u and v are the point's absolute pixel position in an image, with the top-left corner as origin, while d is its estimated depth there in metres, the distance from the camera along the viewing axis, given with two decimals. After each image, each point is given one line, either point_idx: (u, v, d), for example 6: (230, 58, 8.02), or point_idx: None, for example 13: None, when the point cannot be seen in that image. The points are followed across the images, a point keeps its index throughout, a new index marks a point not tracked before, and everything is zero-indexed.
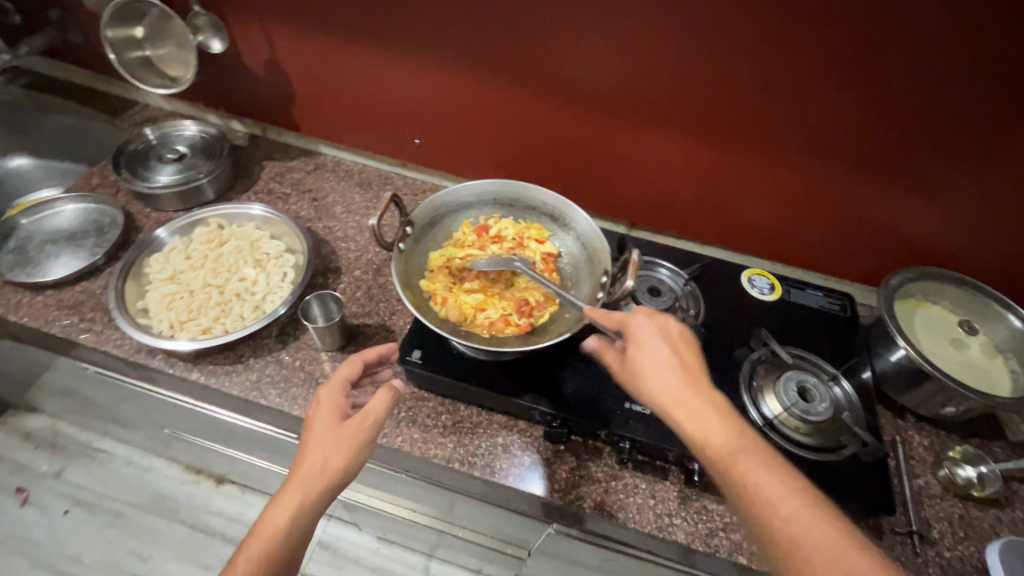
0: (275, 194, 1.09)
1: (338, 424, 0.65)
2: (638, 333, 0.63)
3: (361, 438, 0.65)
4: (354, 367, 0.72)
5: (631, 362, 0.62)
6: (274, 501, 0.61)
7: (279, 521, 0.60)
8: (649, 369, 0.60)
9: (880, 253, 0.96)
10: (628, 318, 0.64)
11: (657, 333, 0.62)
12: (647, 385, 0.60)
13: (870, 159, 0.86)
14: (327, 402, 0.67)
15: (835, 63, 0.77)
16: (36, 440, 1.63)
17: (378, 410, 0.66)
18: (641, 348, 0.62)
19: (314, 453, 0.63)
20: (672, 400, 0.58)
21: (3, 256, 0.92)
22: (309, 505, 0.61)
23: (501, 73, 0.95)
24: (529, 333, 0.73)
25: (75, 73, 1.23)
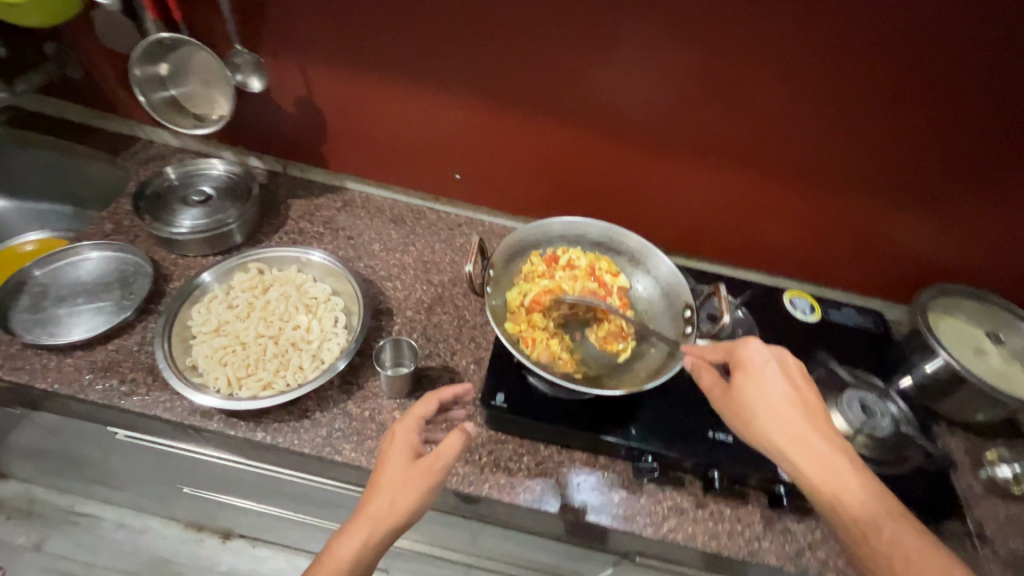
0: (308, 234, 1.05)
1: (411, 463, 0.62)
2: (754, 365, 0.65)
3: (430, 481, 0.61)
4: (430, 404, 0.68)
5: (743, 392, 0.64)
6: (337, 536, 0.59)
7: (338, 558, 0.57)
8: (760, 395, 0.64)
9: (900, 271, 1.05)
10: (742, 344, 0.67)
11: (778, 368, 0.65)
12: (763, 418, 0.62)
13: (899, 186, 0.93)
14: (401, 437, 0.64)
15: (875, 102, 0.84)
16: (7, 510, 1.44)
17: (451, 453, 0.62)
18: (758, 379, 0.65)
19: (381, 491, 0.60)
20: (800, 426, 0.61)
21: (19, 315, 0.84)
22: (373, 545, 0.58)
23: (549, 110, 0.96)
24: (619, 369, 0.75)
25: (65, 107, 1.12)
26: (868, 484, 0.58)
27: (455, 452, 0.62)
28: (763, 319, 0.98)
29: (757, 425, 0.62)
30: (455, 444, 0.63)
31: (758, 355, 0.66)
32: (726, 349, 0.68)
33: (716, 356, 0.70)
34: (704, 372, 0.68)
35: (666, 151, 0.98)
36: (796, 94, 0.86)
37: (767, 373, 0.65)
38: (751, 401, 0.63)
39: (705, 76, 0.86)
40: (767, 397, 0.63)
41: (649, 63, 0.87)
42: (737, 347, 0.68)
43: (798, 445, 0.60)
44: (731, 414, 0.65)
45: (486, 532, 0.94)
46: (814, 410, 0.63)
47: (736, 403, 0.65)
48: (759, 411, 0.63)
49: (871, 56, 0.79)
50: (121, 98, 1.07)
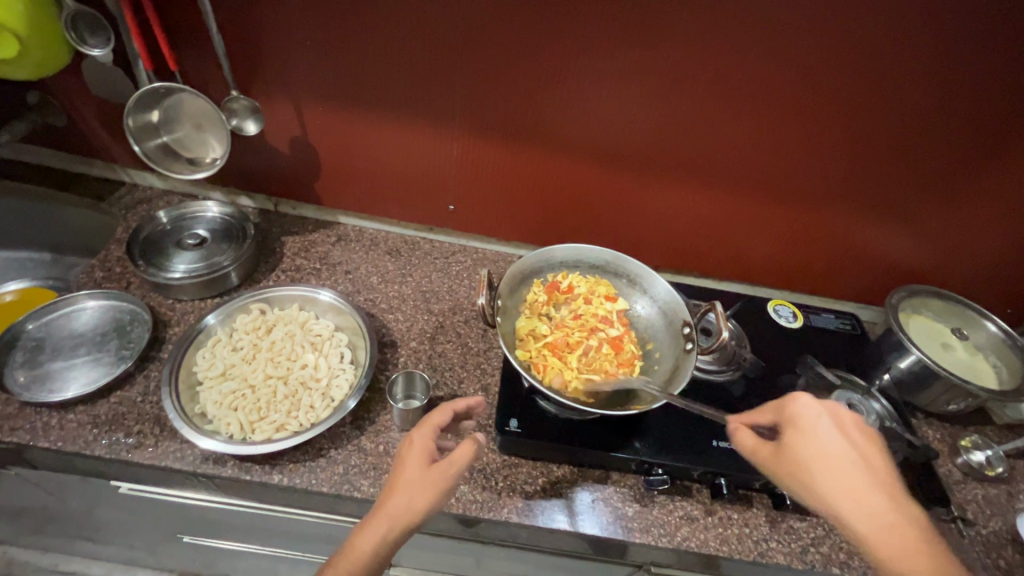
0: (305, 270, 1.05)
1: (426, 467, 0.64)
2: (808, 424, 0.63)
3: (445, 484, 0.63)
4: (446, 413, 0.70)
5: (797, 452, 0.61)
6: (356, 532, 0.61)
7: (358, 552, 0.59)
8: (820, 455, 0.60)
9: (870, 275, 1.12)
10: (792, 400, 0.65)
11: (832, 426, 0.62)
12: (823, 477, 0.59)
13: (867, 199, 1.00)
14: (417, 444, 0.66)
15: (842, 126, 0.90)
16: None
17: (465, 459, 0.64)
18: (815, 437, 0.62)
19: (398, 492, 0.62)
20: (849, 488, 0.58)
21: (14, 372, 0.82)
22: (387, 541, 0.60)
23: (539, 142, 1.00)
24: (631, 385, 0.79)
25: (42, 154, 1.10)
26: (916, 553, 0.54)
27: (469, 457, 0.64)
28: (751, 328, 1.04)
29: (814, 485, 0.59)
30: (468, 451, 0.65)
31: (810, 412, 0.63)
32: (778, 405, 0.67)
33: (766, 414, 0.68)
34: (745, 433, 0.66)
35: (650, 175, 1.03)
36: (769, 123, 0.92)
37: (821, 432, 0.62)
38: (805, 460, 0.60)
39: (686, 108, 0.92)
40: (821, 456, 0.60)
41: (632, 98, 0.91)
42: (789, 402, 0.65)
43: (862, 511, 0.57)
44: (785, 476, 0.62)
45: (501, 556, 0.95)
46: (878, 474, 0.60)
47: (792, 463, 0.61)
48: (818, 475, 0.59)
49: (837, 88, 0.86)
50: (105, 144, 1.06)
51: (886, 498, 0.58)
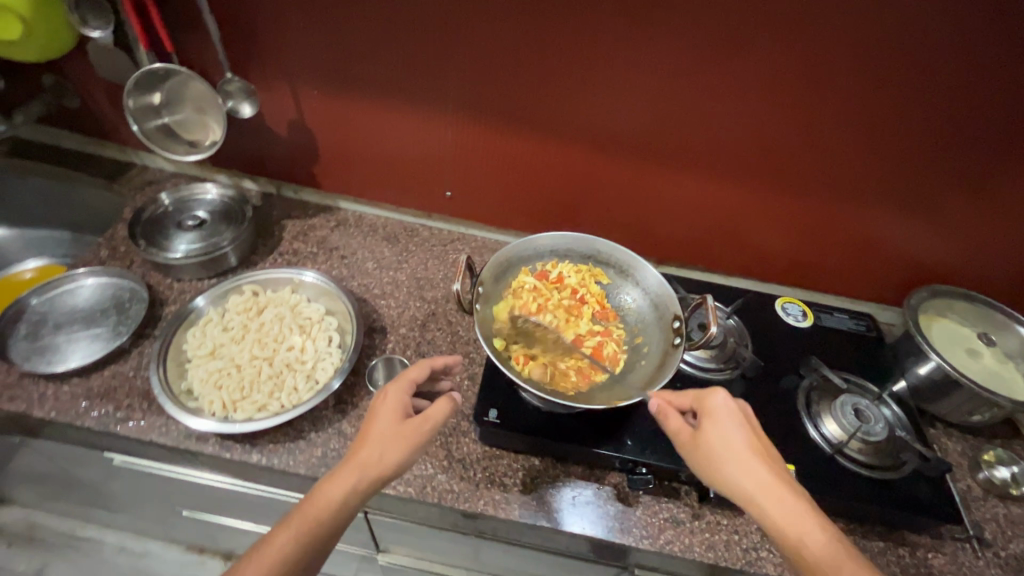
0: (302, 254, 1.06)
1: (400, 421, 0.63)
2: (719, 415, 0.67)
3: (420, 440, 0.63)
4: (422, 369, 0.70)
5: (710, 441, 0.65)
6: (325, 479, 0.59)
7: (327, 500, 0.58)
8: (727, 447, 0.64)
9: (891, 275, 1.05)
10: (710, 394, 0.69)
11: (737, 417, 0.66)
12: (731, 468, 0.62)
13: (888, 191, 0.93)
14: (391, 397, 0.66)
15: (860, 111, 0.84)
16: (10, 536, 1.44)
17: (440, 416, 0.64)
18: (723, 427, 0.65)
19: (371, 444, 0.61)
20: (756, 480, 0.62)
21: (18, 343, 0.85)
22: (357, 494, 0.59)
23: (537, 127, 0.97)
24: (610, 385, 0.75)
25: (62, 136, 1.15)
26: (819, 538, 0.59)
27: (445, 416, 0.64)
28: (755, 326, 0.99)
29: (726, 475, 0.63)
30: (444, 409, 0.65)
31: (716, 403, 0.68)
32: (693, 394, 0.70)
33: (685, 403, 0.70)
34: (671, 417, 0.68)
35: (652, 163, 0.99)
36: (777, 109, 0.86)
37: (729, 424, 0.66)
38: (718, 453, 0.64)
39: (688, 92, 0.87)
40: (731, 449, 0.64)
41: (630, 82, 0.87)
42: (703, 395, 0.69)
43: (767, 498, 0.60)
44: (700, 464, 0.65)
45: (484, 547, 0.94)
46: (773, 458, 0.65)
47: (704, 452, 0.65)
48: (725, 464, 0.63)
49: (851, 71, 0.80)
50: (116, 126, 1.09)
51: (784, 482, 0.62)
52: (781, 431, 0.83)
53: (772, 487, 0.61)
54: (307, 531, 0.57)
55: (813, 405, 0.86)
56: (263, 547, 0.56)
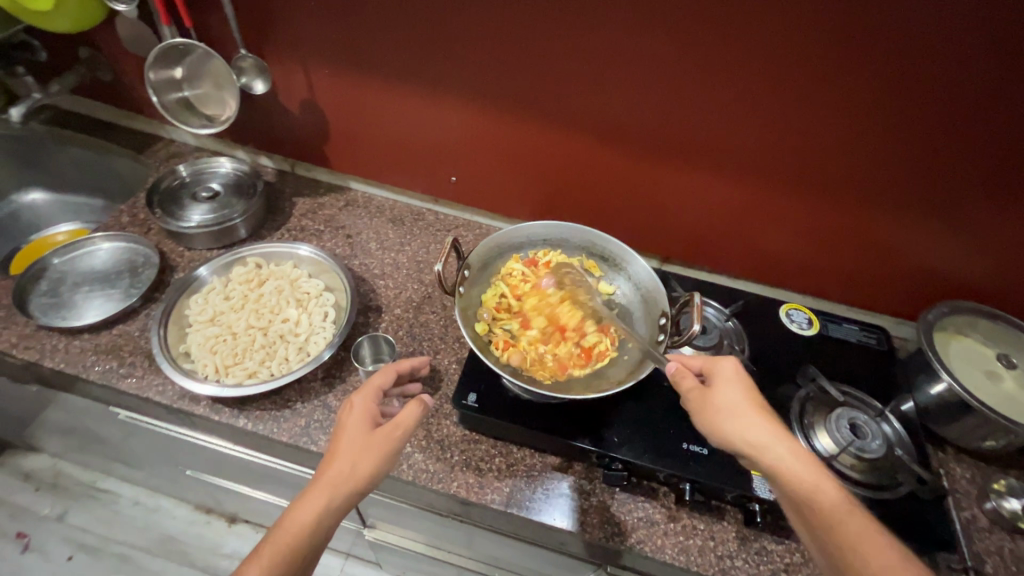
0: (309, 231, 1.09)
1: (369, 431, 0.63)
2: (727, 376, 0.67)
3: (392, 447, 0.63)
4: (388, 375, 0.71)
5: (719, 399, 0.65)
6: (294, 502, 0.58)
7: (299, 523, 0.57)
8: (730, 404, 0.64)
9: (910, 289, 0.99)
10: (715, 360, 0.70)
11: (744, 379, 0.67)
12: (735, 422, 0.63)
13: (911, 199, 0.87)
14: (359, 406, 0.65)
15: (883, 110, 0.78)
16: (36, 482, 1.53)
17: (411, 421, 0.65)
18: (733, 386, 0.66)
19: (340, 458, 0.61)
20: (759, 433, 0.62)
21: (38, 298, 0.91)
22: (331, 510, 0.58)
23: (542, 116, 0.95)
24: (589, 378, 0.74)
25: (94, 108, 1.21)
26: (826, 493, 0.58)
27: (415, 419, 0.65)
28: (755, 332, 0.96)
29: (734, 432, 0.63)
30: (413, 413, 0.66)
31: (728, 366, 0.68)
32: (703, 359, 0.71)
33: (694, 363, 0.71)
34: (683, 377, 0.68)
35: (660, 158, 0.95)
36: (792, 107, 0.82)
37: (737, 384, 0.67)
38: (722, 406, 0.64)
39: (697, 87, 0.84)
40: (738, 408, 0.64)
41: (637, 74, 0.85)
42: (710, 360, 0.70)
43: (777, 453, 0.60)
44: (705, 420, 0.65)
45: (464, 531, 0.95)
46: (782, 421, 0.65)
47: (712, 410, 0.65)
48: (729, 417, 0.63)
49: (872, 70, 0.75)
50: (144, 100, 1.14)
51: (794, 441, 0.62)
52: None
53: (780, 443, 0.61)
54: (281, 560, 0.55)
55: (805, 417, 0.82)
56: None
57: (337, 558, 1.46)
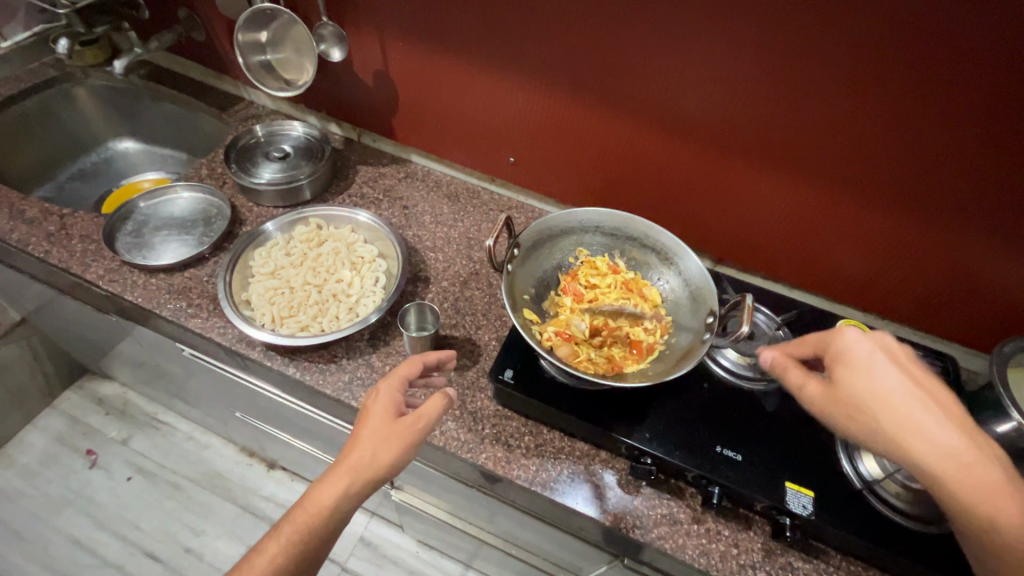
0: (368, 199, 1.13)
1: (392, 421, 0.65)
2: (857, 357, 0.60)
3: (412, 439, 0.64)
4: (415, 365, 0.71)
5: (847, 389, 0.59)
6: (316, 485, 0.62)
7: (318, 505, 0.61)
8: (878, 394, 0.57)
9: (985, 320, 0.91)
10: (838, 338, 0.62)
11: (880, 353, 0.60)
12: (880, 415, 0.56)
13: (1001, 221, 0.79)
14: (384, 395, 0.67)
15: (980, 121, 0.71)
16: (107, 407, 1.68)
17: (433, 414, 0.66)
18: (867, 371, 0.59)
19: (361, 446, 0.63)
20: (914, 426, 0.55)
21: (123, 238, 1.00)
22: (351, 495, 0.61)
23: (605, 103, 0.94)
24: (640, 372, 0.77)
25: (189, 67, 1.29)
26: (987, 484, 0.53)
27: (437, 412, 0.66)
28: None
29: (872, 425, 0.57)
30: (436, 406, 0.67)
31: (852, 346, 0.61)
32: (819, 340, 0.65)
33: (804, 352, 0.67)
34: (791, 372, 0.64)
35: (723, 155, 0.91)
36: (875, 109, 0.76)
37: (878, 366, 0.59)
38: (863, 401, 0.57)
39: (770, 85, 0.80)
40: (881, 397, 0.57)
41: (708, 67, 0.82)
42: (836, 336, 0.63)
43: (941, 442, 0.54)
44: (844, 416, 0.58)
45: (487, 504, 0.97)
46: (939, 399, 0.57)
47: (844, 401, 0.59)
48: (872, 408, 0.57)
49: (971, 78, 0.68)
50: (230, 62, 1.21)
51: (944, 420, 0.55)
52: (809, 456, 0.77)
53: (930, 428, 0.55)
54: (300, 538, 0.60)
55: None
56: (259, 554, 0.60)
57: (364, 516, 1.52)
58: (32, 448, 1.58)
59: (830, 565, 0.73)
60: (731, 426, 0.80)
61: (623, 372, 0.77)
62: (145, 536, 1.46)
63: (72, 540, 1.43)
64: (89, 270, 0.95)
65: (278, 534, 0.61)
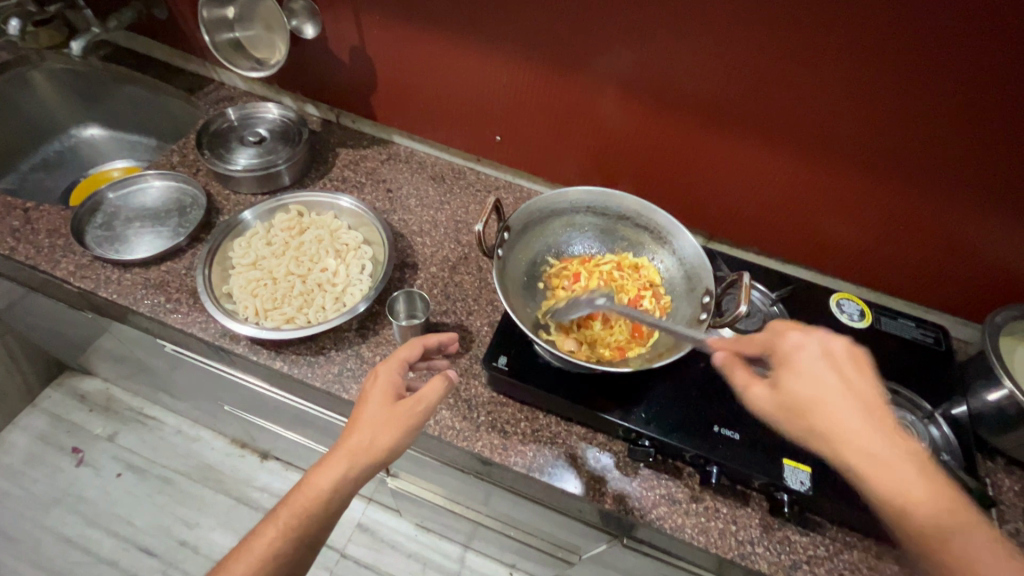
0: (350, 182, 1.08)
1: (391, 404, 0.62)
2: (798, 360, 0.62)
3: (411, 423, 0.62)
4: (414, 349, 0.69)
5: (792, 392, 0.60)
6: (314, 469, 0.60)
7: (315, 491, 0.58)
8: (821, 395, 0.59)
9: (978, 288, 0.91)
10: (780, 339, 0.64)
11: (821, 357, 0.62)
12: (823, 417, 0.58)
13: (991, 188, 0.78)
14: (382, 378, 0.65)
15: (969, 85, 0.69)
16: (91, 403, 1.64)
17: (433, 397, 0.63)
18: (806, 374, 0.61)
19: (360, 430, 0.60)
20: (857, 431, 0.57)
21: (93, 231, 0.95)
22: (349, 480, 0.59)
23: (590, 75, 0.90)
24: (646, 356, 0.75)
25: (153, 47, 1.23)
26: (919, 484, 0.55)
27: (437, 396, 0.63)
28: (798, 320, 0.93)
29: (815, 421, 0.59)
30: (436, 390, 0.64)
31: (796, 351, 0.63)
32: (765, 341, 0.66)
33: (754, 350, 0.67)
34: (737, 371, 0.64)
35: (711, 128, 0.88)
36: (865, 76, 0.74)
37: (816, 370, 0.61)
38: (804, 401, 0.59)
39: (759, 54, 0.77)
40: (817, 397, 0.59)
41: (708, 42, 0.78)
42: (777, 339, 0.65)
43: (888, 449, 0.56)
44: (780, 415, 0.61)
45: (484, 489, 0.96)
46: (878, 401, 0.60)
47: (786, 403, 0.61)
48: (820, 407, 0.59)
49: (981, 50, 0.66)
50: (197, 41, 1.15)
51: (876, 423, 0.58)
52: None
53: (856, 418, 0.58)
54: (296, 523, 0.58)
55: None
56: (256, 537, 0.58)
57: (361, 501, 1.52)
58: (14, 449, 1.54)
59: (826, 537, 0.74)
60: (727, 404, 0.79)
61: (626, 357, 0.76)
62: (139, 531, 1.44)
63: (64, 538, 1.41)
64: (58, 266, 0.90)
65: (275, 518, 0.58)
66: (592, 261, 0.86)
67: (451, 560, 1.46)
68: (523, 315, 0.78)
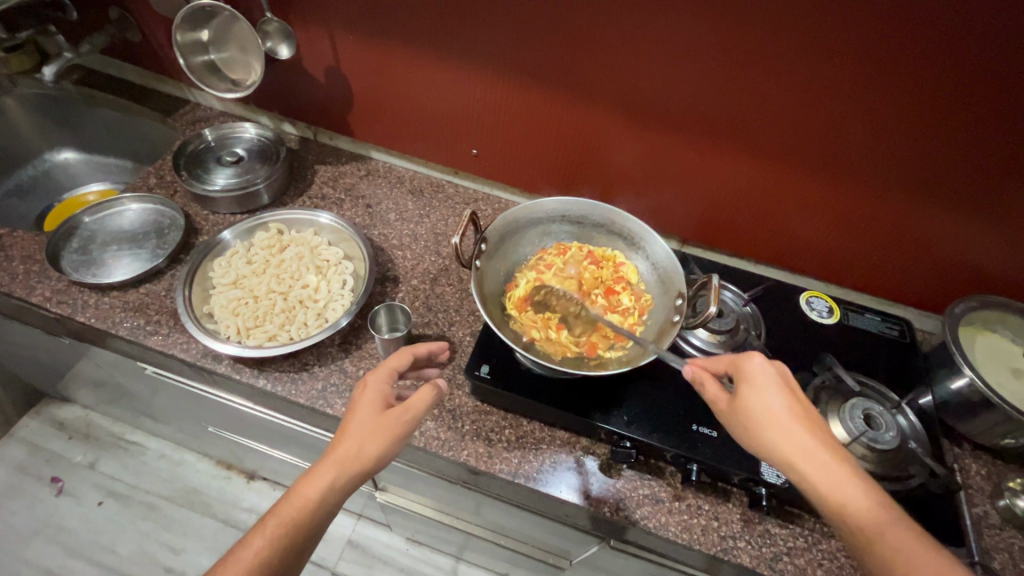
0: (329, 199, 1.09)
1: (380, 412, 0.63)
2: (756, 377, 0.64)
3: (400, 431, 0.63)
4: (403, 359, 0.70)
5: (749, 406, 0.62)
6: (304, 476, 0.60)
7: (304, 498, 0.58)
8: (767, 412, 0.61)
9: (940, 281, 0.95)
10: (744, 359, 0.66)
11: (777, 379, 0.64)
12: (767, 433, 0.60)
13: (943, 186, 0.82)
14: (372, 386, 0.66)
15: (917, 90, 0.74)
16: (70, 431, 1.61)
17: (421, 406, 0.65)
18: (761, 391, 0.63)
19: (351, 436, 0.61)
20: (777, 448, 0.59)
21: (69, 255, 0.95)
22: (339, 487, 0.59)
23: (561, 88, 0.92)
24: (623, 356, 0.77)
25: (127, 70, 1.23)
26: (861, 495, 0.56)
27: (426, 405, 0.65)
28: (771, 318, 0.96)
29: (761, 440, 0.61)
30: (425, 398, 0.66)
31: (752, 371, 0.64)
32: (731, 360, 0.68)
33: (720, 367, 0.69)
34: (709, 385, 0.67)
35: (681, 135, 0.91)
36: (820, 83, 0.77)
37: (770, 389, 0.63)
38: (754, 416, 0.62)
39: (721, 64, 0.80)
40: (765, 417, 0.61)
41: (687, 53, 0.81)
42: (741, 359, 0.66)
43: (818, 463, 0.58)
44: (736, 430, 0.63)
45: (473, 498, 0.97)
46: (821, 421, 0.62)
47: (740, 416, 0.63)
48: (759, 425, 0.61)
49: (942, 59, 0.70)
50: (172, 64, 1.16)
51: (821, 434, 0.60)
52: None
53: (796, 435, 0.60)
54: (283, 533, 0.57)
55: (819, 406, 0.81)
56: (242, 549, 0.56)
57: (350, 518, 1.51)
58: None
59: (805, 528, 0.76)
60: (704, 404, 0.82)
61: (604, 358, 0.78)
62: (122, 560, 1.41)
63: (44, 571, 1.38)
64: (34, 293, 0.89)
65: (262, 528, 0.57)
66: (566, 252, 0.89)
67: (444, 573, 1.46)
68: (504, 325, 0.80)
